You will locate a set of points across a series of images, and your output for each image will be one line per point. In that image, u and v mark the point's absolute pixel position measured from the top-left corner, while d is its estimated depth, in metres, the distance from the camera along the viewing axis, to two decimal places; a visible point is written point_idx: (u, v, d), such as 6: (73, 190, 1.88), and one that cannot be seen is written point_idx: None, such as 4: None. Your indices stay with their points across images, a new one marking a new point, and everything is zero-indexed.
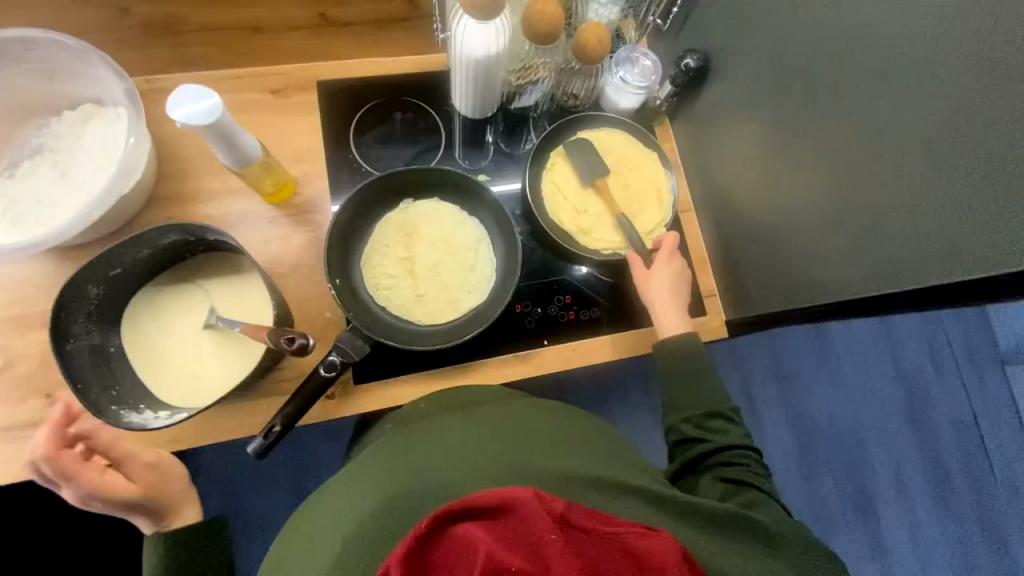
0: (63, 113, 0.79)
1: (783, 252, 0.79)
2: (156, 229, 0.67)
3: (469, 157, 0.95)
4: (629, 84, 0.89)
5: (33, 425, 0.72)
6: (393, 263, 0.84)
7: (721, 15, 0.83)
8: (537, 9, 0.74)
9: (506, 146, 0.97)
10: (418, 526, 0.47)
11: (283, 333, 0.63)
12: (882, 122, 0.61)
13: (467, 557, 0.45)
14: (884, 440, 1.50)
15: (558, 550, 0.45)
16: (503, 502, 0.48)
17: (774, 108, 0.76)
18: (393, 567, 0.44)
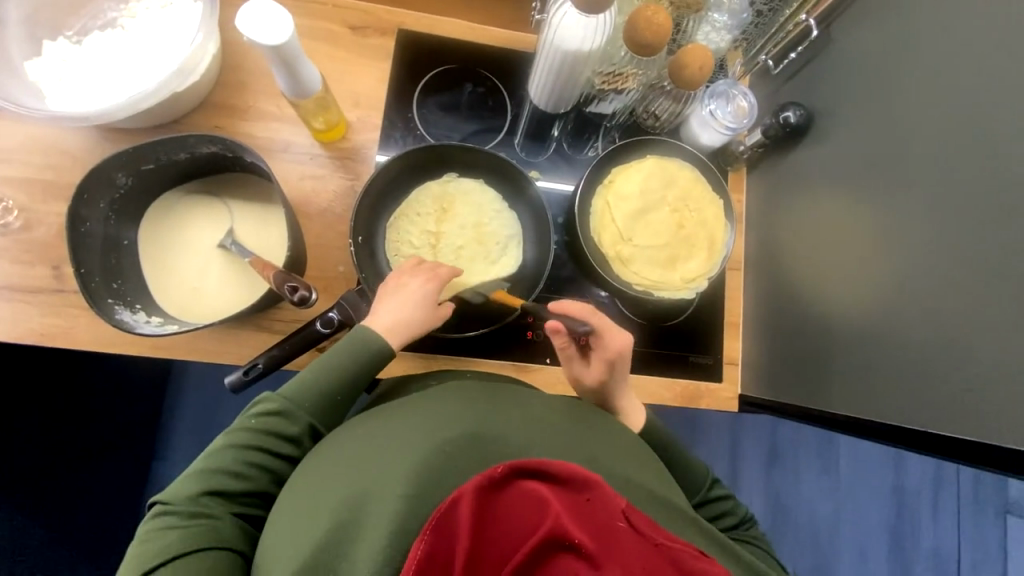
0: None
1: (829, 346, 0.73)
2: (196, 135, 0.65)
3: (529, 148, 0.90)
4: (716, 120, 0.83)
5: (32, 292, 0.71)
6: (418, 233, 0.81)
7: (836, 74, 0.75)
8: (645, 16, 0.68)
9: (568, 148, 0.92)
10: (493, 469, 0.48)
11: (289, 279, 0.61)
12: (1013, 251, 0.53)
13: (533, 512, 0.45)
14: (856, 552, 1.42)
15: (620, 540, 0.43)
16: (574, 478, 0.48)
17: (870, 191, 0.69)
18: (465, 495, 0.46)
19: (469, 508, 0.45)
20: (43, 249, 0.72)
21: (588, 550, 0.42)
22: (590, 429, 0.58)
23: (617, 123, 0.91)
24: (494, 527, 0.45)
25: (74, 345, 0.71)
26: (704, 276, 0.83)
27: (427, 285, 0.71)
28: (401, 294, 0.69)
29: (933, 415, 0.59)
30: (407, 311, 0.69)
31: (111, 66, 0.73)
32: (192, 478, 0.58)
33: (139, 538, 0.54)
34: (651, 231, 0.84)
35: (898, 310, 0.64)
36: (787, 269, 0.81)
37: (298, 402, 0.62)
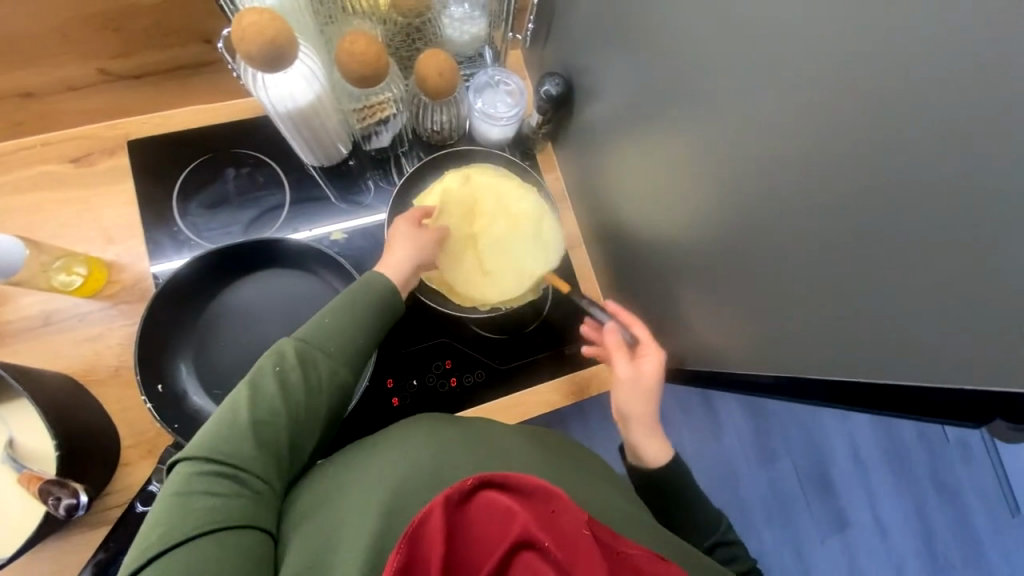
0: None
1: (668, 306, 0.69)
2: None
3: (346, 196, 0.82)
4: (491, 114, 0.78)
5: None
6: (235, 351, 0.73)
7: (571, 31, 0.70)
8: (346, 50, 0.62)
9: (384, 180, 0.84)
10: (463, 482, 0.46)
11: (54, 492, 0.58)
12: (733, 182, 0.48)
13: (502, 525, 0.43)
14: (835, 418, 1.45)
15: (587, 547, 0.42)
16: (543, 486, 0.46)
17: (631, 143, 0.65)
18: (437, 509, 0.44)
19: (440, 523, 0.43)
20: None
21: (554, 558, 0.41)
22: (519, 446, 0.56)
23: (402, 150, 0.85)
24: (464, 539, 0.43)
25: None
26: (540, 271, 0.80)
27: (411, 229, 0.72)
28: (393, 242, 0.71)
29: (750, 360, 0.56)
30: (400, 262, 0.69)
31: None
32: (224, 428, 0.52)
33: (161, 498, 0.47)
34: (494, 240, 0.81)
35: (693, 264, 0.60)
36: (617, 238, 0.78)
37: (326, 354, 0.58)
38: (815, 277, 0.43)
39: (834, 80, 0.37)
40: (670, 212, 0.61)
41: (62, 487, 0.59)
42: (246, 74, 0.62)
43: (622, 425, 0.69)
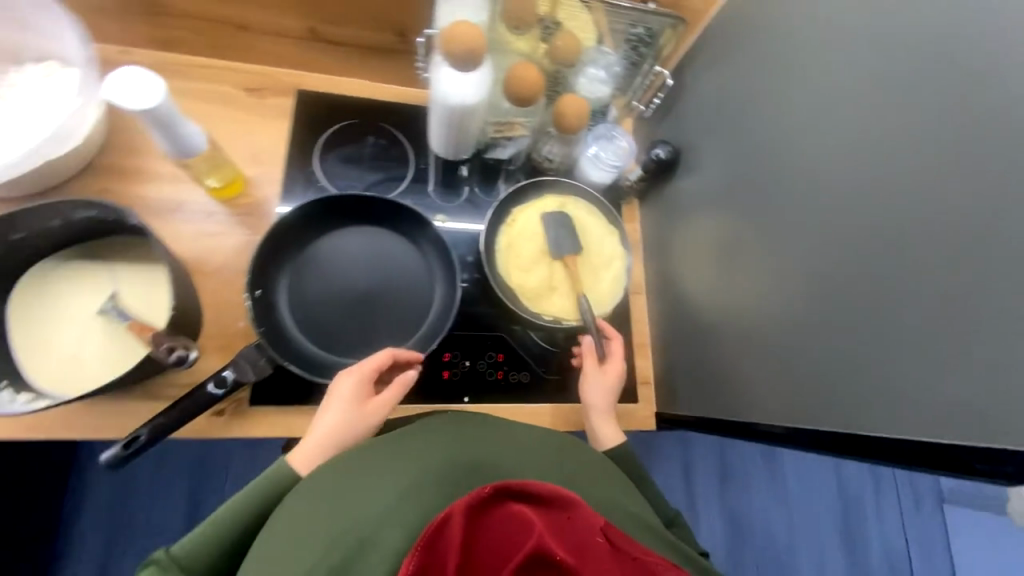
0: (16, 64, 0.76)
1: (715, 365, 0.79)
2: (69, 201, 0.63)
3: (443, 197, 0.93)
4: (602, 160, 0.91)
5: None
6: (327, 284, 0.80)
7: (695, 114, 0.84)
8: (518, 75, 0.75)
9: (480, 192, 0.95)
10: (481, 489, 0.51)
11: (163, 341, 0.61)
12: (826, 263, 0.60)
13: (518, 532, 0.47)
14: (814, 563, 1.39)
15: (599, 554, 0.46)
16: (558, 497, 0.51)
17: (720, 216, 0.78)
18: (456, 512, 0.49)
19: (461, 523, 0.48)
20: None
21: (568, 564, 0.45)
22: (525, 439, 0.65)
23: (513, 167, 0.97)
24: (480, 545, 0.47)
25: None
26: (608, 300, 0.88)
27: (355, 385, 0.70)
28: (332, 399, 0.69)
29: (797, 414, 0.64)
30: (337, 423, 0.68)
31: None
32: None
33: None
34: (560, 253, 0.87)
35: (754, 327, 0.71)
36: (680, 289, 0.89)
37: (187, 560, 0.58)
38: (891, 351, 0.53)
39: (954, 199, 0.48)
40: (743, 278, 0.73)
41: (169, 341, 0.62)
42: (435, 66, 0.75)
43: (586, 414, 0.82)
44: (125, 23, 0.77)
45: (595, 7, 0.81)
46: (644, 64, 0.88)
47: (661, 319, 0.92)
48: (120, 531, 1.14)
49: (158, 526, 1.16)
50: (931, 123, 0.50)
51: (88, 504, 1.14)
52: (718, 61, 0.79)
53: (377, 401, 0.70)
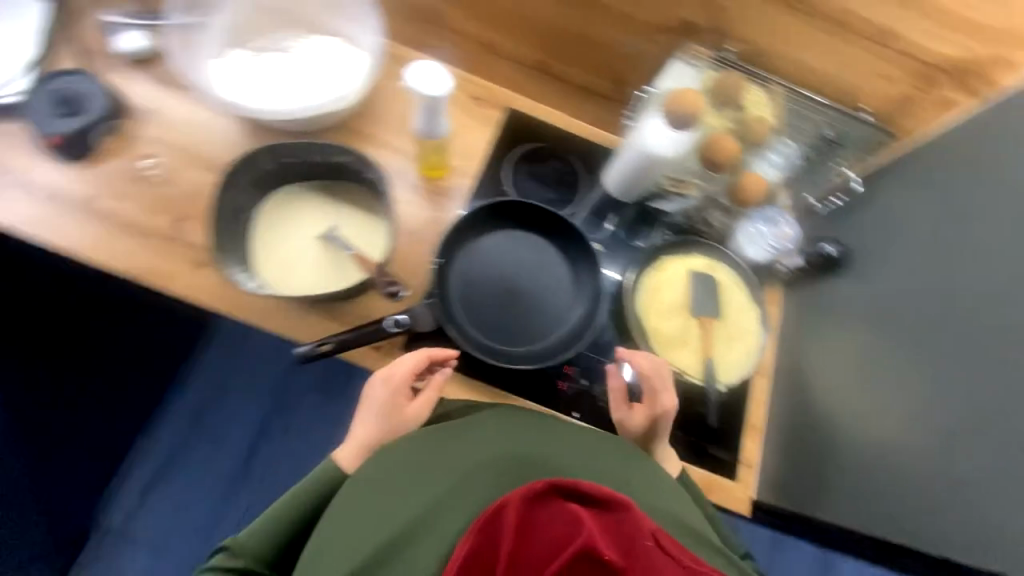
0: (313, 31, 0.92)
1: (872, 468, 0.81)
2: (338, 146, 0.81)
3: (586, 224, 1.00)
4: (761, 237, 0.95)
5: (154, 237, 0.83)
6: (489, 272, 0.90)
7: (875, 224, 0.87)
8: (719, 142, 0.82)
9: (624, 235, 1.00)
10: (539, 484, 0.59)
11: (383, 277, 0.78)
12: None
13: (570, 524, 0.55)
14: None
15: (647, 556, 0.53)
16: (611, 502, 0.58)
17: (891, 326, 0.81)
18: (516, 499, 0.58)
19: (516, 514, 0.57)
20: (172, 203, 0.84)
21: (616, 561, 0.52)
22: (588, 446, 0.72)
23: (672, 221, 1.00)
24: (536, 531, 0.55)
25: (173, 290, 0.82)
26: (736, 370, 0.90)
27: (385, 395, 0.78)
28: (371, 407, 0.79)
29: (992, 552, 0.65)
30: (370, 431, 0.78)
31: (287, 80, 0.89)
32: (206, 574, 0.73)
33: None
34: (699, 311, 0.91)
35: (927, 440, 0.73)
36: (806, 376, 0.92)
37: (255, 543, 0.73)
38: None
39: None
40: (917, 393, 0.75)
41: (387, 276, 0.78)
42: (646, 118, 0.84)
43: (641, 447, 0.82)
44: (400, 20, 0.92)
45: (776, 90, 0.83)
46: (833, 162, 0.89)
47: (803, 409, 0.92)
48: (187, 441, 1.12)
49: (218, 438, 1.14)
50: None
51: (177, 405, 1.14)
52: (921, 182, 0.80)
53: (412, 406, 0.79)
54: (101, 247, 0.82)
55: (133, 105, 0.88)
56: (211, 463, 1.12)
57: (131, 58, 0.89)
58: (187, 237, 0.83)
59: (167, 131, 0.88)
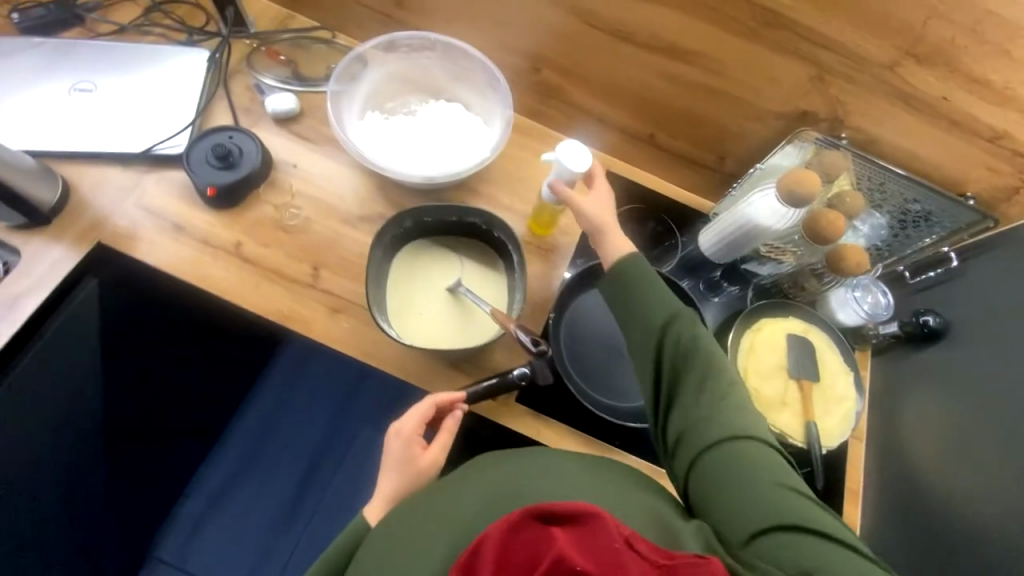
0: (441, 99, 1.02)
1: (979, 547, 0.78)
2: (473, 209, 0.88)
3: (675, 273, 1.06)
4: (856, 305, 0.98)
5: (292, 282, 0.89)
6: (598, 328, 0.95)
7: (976, 298, 0.91)
8: (829, 217, 0.86)
9: (703, 289, 1.06)
10: (506, 516, 0.53)
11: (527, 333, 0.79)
12: None
13: (543, 551, 0.49)
14: None
15: (625, 562, 0.48)
16: (579, 512, 0.52)
17: (998, 400, 0.83)
18: (486, 543, 0.51)
19: (491, 555, 0.50)
20: (311, 252, 0.92)
21: None
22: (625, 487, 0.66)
23: (762, 284, 1.05)
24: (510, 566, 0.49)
25: (308, 333, 0.87)
26: (837, 434, 0.92)
27: (396, 445, 0.76)
28: (388, 461, 0.77)
29: None
30: (387, 485, 0.75)
31: (417, 143, 0.97)
32: None
33: None
34: (800, 373, 0.94)
35: None
36: (903, 440, 0.93)
37: None
38: None
39: None
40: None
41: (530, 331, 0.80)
42: (756, 192, 0.91)
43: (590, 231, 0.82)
44: (523, 93, 1.02)
45: (848, 155, 0.88)
46: (920, 240, 0.95)
47: (895, 474, 0.91)
48: (243, 473, 1.11)
49: (277, 467, 1.12)
50: None
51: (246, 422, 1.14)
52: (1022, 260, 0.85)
53: (426, 450, 0.77)
54: (247, 289, 0.88)
55: (278, 159, 0.97)
56: (270, 488, 1.11)
57: (276, 116, 0.98)
58: (323, 284, 0.89)
59: (307, 185, 0.96)
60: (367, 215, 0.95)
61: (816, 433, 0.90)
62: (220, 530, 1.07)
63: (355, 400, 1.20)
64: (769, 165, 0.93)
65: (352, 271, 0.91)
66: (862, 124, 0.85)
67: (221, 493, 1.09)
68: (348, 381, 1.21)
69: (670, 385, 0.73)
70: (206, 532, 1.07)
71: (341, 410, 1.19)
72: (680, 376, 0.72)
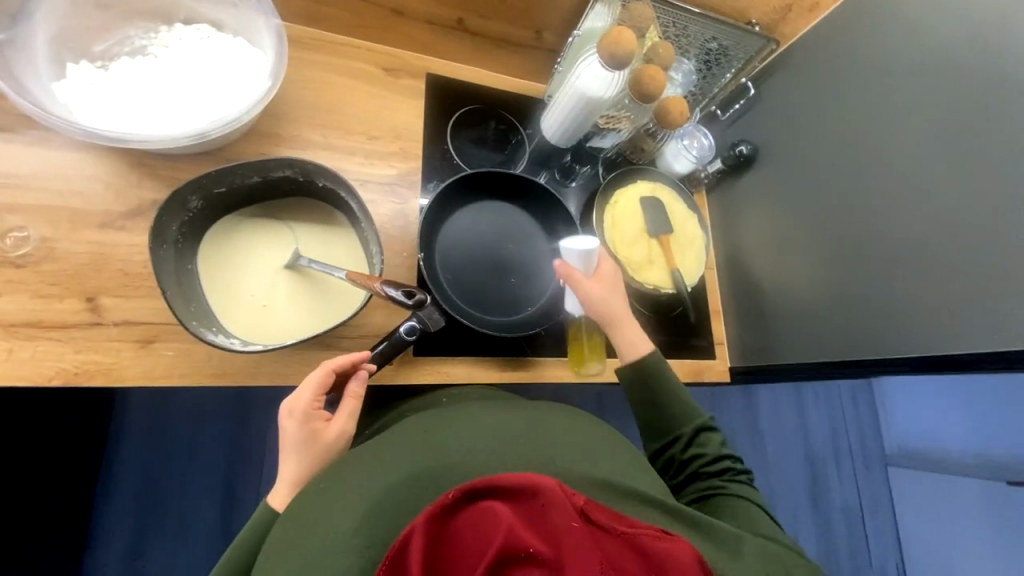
0: (175, 25, 0.75)
1: (811, 322, 0.99)
2: (275, 159, 0.69)
3: (529, 169, 1.03)
4: (686, 153, 1.05)
5: (64, 328, 0.66)
6: (471, 251, 0.90)
7: (773, 120, 1.04)
8: (648, 74, 0.85)
9: (559, 177, 1.06)
10: (445, 496, 0.51)
11: (400, 286, 0.68)
12: (908, 234, 0.85)
13: (489, 529, 0.47)
14: (842, 478, 1.50)
15: (581, 538, 0.47)
16: (530, 486, 0.50)
17: (804, 204, 1.00)
18: (418, 528, 0.48)
19: (424, 539, 0.47)
20: (74, 280, 0.67)
21: (545, 556, 0.45)
22: (563, 426, 0.67)
23: (608, 157, 1.07)
24: (453, 545, 0.47)
25: (121, 382, 0.67)
26: (695, 271, 1.04)
27: (293, 428, 0.66)
28: (285, 447, 0.67)
29: (899, 346, 0.86)
30: (293, 468, 0.66)
31: (165, 93, 0.72)
32: None
33: None
34: (658, 231, 1.01)
35: (848, 285, 0.93)
36: (743, 259, 1.10)
37: None
38: (964, 283, 0.79)
39: (995, 194, 0.76)
40: (832, 249, 0.96)
41: (398, 283, 0.68)
42: (584, 61, 0.87)
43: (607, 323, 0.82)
44: None
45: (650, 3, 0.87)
46: (722, 75, 1.03)
47: (744, 286, 1.10)
48: (156, 498, 1.06)
49: (192, 476, 1.08)
50: (983, 150, 0.77)
51: (117, 483, 1.04)
52: (800, 75, 0.99)
53: (333, 422, 0.69)
54: None
55: None
56: (194, 498, 1.08)
57: None
58: (114, 316, 0.67)
59: (20, 191, 0.68)
60: (136, 208, 0.71)
61: (681, 277, 1.00)
62: (155, 552, 1.04)
63: (245, 416, 1.13)
64: (584, 31, 0.89)
65: (148, 287, 0.69)
66: None
67: (140, 525, 1.04)
68: (227, 403, 1.13)
69: (628, 384, 0.80)
70: (144, 563, 1.03)
71: (239, 408, 1.13)
72: (691, 458, 0.75)
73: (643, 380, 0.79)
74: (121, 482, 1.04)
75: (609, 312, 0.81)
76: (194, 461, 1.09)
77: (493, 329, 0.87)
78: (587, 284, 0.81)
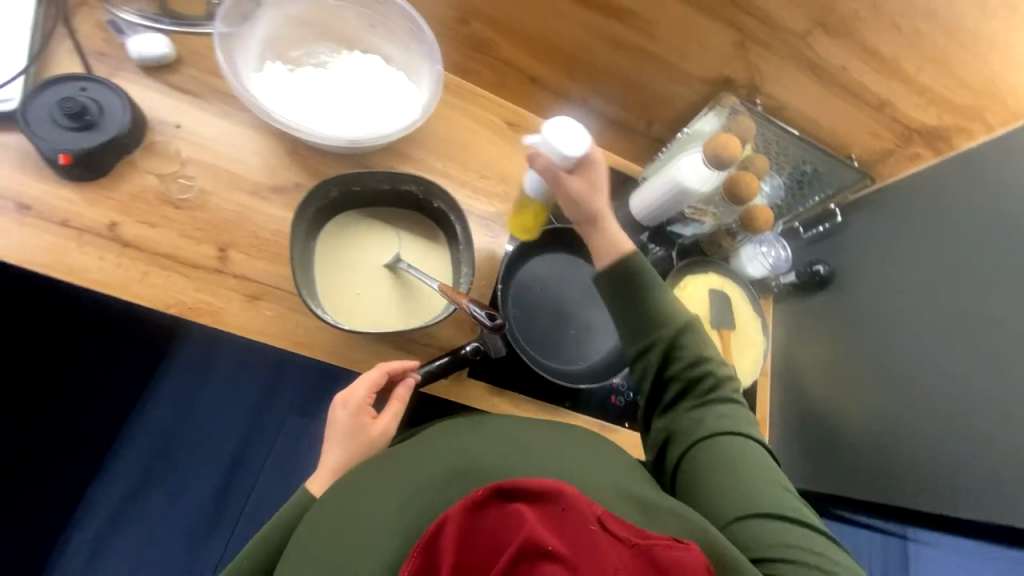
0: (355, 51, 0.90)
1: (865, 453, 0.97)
2: (408, 175, 0.79)
3: None
4: (762, 258, 1.09)
5: (194, 267, 0.75)
6: (542, 296, 0.96)
7: (854, 248, 1.07)
8: (744, 180, 0.92)
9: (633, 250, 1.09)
10: (475, 492, 0.51)
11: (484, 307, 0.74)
12: (981, 385, 0.84)
13: (514, 527, 0.48)
14: None
15: (598, 544, 0.48)
16: (550, 489, 0.51)
17: (874, 332, 1.00)
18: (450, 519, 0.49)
19: (456, 532, 0.48)
20: (214, 230, 0.78)
21: (564, 556, 0.46)
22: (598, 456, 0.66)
23: (685, 244, 1.11)
24: (479, 541, 0.48)
25: (221, 326, 0.74)
26: (750, 371, 1.05)
27: (343, 419, 0.70)
28: (334, 434, 0.70)
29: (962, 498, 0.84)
30: (334, 456, 0.69)
31: (333, 101, 0.86)
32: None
33: None
34: (720, 323, 1.04)
35: (911, 422, 0.91)
36: (800, 373, 1.09)
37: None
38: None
39: None
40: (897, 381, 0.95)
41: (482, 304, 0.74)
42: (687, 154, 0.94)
43: (586, 226, 0.79)
44: (450, 50, 0.95)
45: (760, 119, 0.96)
46: (810, 197, 1.08)
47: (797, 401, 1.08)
48: (153, 474, 0.99)
49: (197, 460, 1.01)
50: None
51: (136, 432, 1.00)
52: (889, 213, 1.03)
53: (378, 420, 0.72)
54: (131, 282, 0.73)
55: (153, 119, 0.80)
56: (191, 483, 1.00)
57: (143, 63, 0.80)
58: (235, 268, 0.77)
59: (198, 149, 0.80)
60: (280, 185, 0.82)
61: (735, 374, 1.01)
62: (123, 538, 0.95)
63: (272, 395, 1.08)
64: (694, 130, 0.99)
65: (269, 250, 0.79)
66: (775, 92, 0.93)
67: (127, 500, 0.97)
68: (262, 378, 1.09)
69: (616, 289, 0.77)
70: (114, 543, 0.94)
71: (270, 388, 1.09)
72: (679, 395, 0.75)
73: (626, 280, 0.76)
74: (143, 425, 1.01)
75: (581, 208, 0.77)
76: (216, 428, 1.04)
77: (546, 373, 0.90)
78: (553, 172, 0.75)
